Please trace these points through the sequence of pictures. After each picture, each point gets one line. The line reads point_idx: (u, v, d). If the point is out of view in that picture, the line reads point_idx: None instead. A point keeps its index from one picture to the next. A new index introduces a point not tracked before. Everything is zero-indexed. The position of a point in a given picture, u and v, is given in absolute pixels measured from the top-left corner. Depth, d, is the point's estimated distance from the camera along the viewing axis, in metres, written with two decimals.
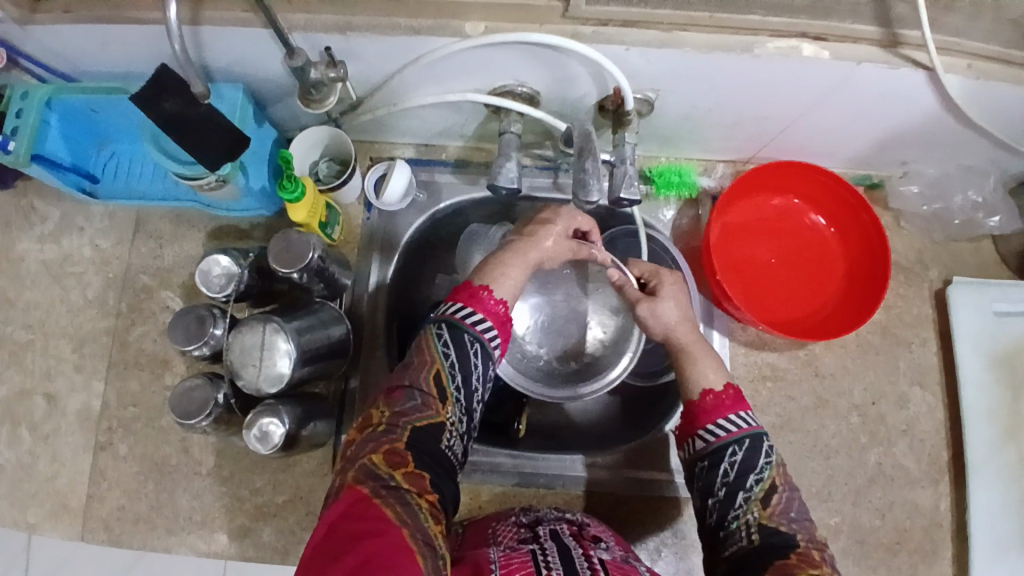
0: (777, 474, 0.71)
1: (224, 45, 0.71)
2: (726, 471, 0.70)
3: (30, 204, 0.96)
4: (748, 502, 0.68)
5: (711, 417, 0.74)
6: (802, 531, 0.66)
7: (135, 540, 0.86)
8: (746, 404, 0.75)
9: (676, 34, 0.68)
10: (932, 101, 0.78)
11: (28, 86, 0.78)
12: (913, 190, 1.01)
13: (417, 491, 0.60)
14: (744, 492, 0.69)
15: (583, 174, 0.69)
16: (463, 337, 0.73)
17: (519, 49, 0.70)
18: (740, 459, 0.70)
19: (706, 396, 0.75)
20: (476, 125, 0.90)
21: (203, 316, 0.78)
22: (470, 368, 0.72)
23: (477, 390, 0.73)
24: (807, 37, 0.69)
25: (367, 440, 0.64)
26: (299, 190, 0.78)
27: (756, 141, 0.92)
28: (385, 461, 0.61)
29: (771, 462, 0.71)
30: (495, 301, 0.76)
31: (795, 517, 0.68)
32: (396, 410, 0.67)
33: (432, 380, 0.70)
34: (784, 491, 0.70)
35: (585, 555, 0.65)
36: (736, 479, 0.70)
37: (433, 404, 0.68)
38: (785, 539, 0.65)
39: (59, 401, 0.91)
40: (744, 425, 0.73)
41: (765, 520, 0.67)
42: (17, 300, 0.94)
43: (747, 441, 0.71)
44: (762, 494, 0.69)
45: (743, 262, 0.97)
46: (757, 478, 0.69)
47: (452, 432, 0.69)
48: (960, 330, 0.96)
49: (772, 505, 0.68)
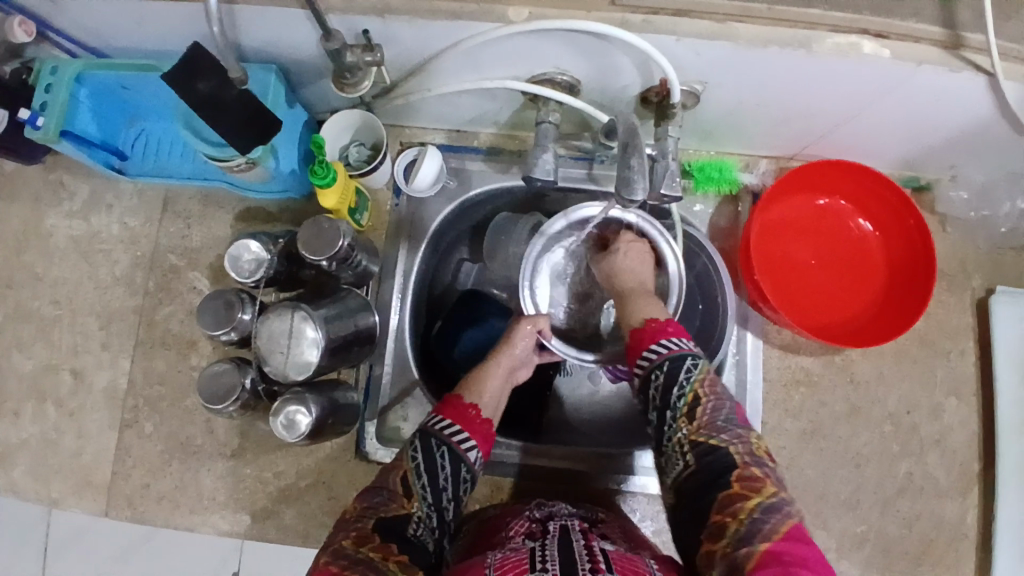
0: (704, 382, 0.72)
1: (257, 24, 0.69)
2: (657, 383, 0.73)
3: (59, 179, 0.95)
4: (676, 420, 0.71)
5: (645, 344, 0.76)
6: (734, 442, 0.68)
7: (159, 517, 0.87)
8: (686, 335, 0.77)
9: (730, 26, 0.64)
10: (992, 106, 0.74)
11: (57, 61, 0.77)
12: (962, 195, 0.96)
13: (382, 556, 0.61)
14: (671, 412, 0.71)
15: (627, 171, 0.66)
16: (430, 441, 0.71)
17: (563, 37, 0.67)
18: (664, 378, 0.73)
19: (635, 331, 0.78)
20: (511, 112, 0.87)
21: (232, 302, 0.77)
22: (437, 469, 0.70)
23: (445, 489, 0.70)
24: (868, 34, 0.65)
25: (339, 529, 0.64)
26: (331, 174, 0.76)
27: (802, 138, 0.88)
28: (354, 541, 0.62)
29: (697, 374, 0.72)
30: (467, 406, 0.75)
31: (723, 425, 0.69)
32: (364, 505, 0.66)
33: (400, 480, 0.69)
34: (709, 400, 0.71)
35: (586, 546, 0.65)
36: (662, 398, 0.72)
37: (398, 500, 0.67)
38: (717, 455, 0.67)
39: (86, 377, 0.91)
40: (672, 347, 0.74)
41: (694, 436, 0.69)
42: (45, 275, 0.94)
43: (672, 359, 0.73)
44: (687, 410, 0.70)
45: (780, 264, 0.94)
46: (680, 393, 0.71)
47: (420, 524, 0.67)
48: (1000, 341, 0.93)
49: (698, 419, 0.70)
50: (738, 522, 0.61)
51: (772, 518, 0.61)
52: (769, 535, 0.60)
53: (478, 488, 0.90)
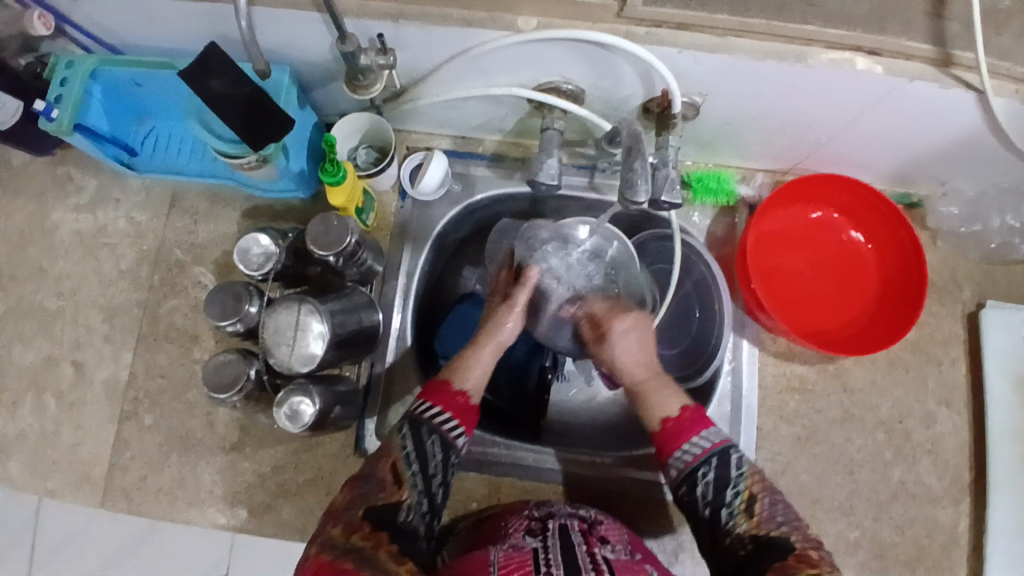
0: (754, 478, 0.70)
1: (272, 26, 0.71)
2: (706, 481, 0.69)
3: (67, 173, 0.97)
4: (734, 515, 0.68)
5: (678, 442, 0.71)
6: (794, 532, 0.66)
7: (156, 511, 0.87)
8: (707, 420, 0.73)
9: (729, 40, 0.67)
10: (981, 121, 0.77)
11: (72, 57, 0.79)
12: (953, 210, 0.99)
13: (373, 545, 0.60)
14: (726, 509, 0.68)
15: (630, 175, 0.68)
16: (421, 430, 0.71)
17: (570, 47, 0.69)
18: (713, 478, 0.69)
19: (663, 428, 0.73)
20: (516, 120, 0.89)
21: (239, 294, 0.78)
22: (428, 457, 0.70)
23: (435, 475, 0.70)
24: (861, 50, 0.68)
25: (329, 518, 0.64)
26: (341, 173, 0.78)
27: (798, 150, 0.91)
28: (343, 530, 0.62)
29: (744, 472, 0.70)
30: (456, 394, 0.74)
31: (782, 519, 0.67)
32: (354, 493, 0.66)
33: (390, 468, 0.68)
34: (765, 497, 0.69)
35: (588, 551, 0.66)
36: (715, 496, 0.69)
37: (388, 487, 0.67)
38: (780, 544, 0.64)
39: (87, 370, 0.92)
40: (713, 441, 0.71)
41: (755, 530, 0.66)
42: (50, 268, 0.95)
43: (717, 457, 0.70)
44: (745, 504, 0.68)
45: (776, 273, 0.96)
46: (735, 491, 0.69)
47: (410, 510, 0.67)
48: (990, 352, 0.95)
49: (756, 513, 0.67)
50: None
51: None
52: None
53: (476, 487, 0.91)
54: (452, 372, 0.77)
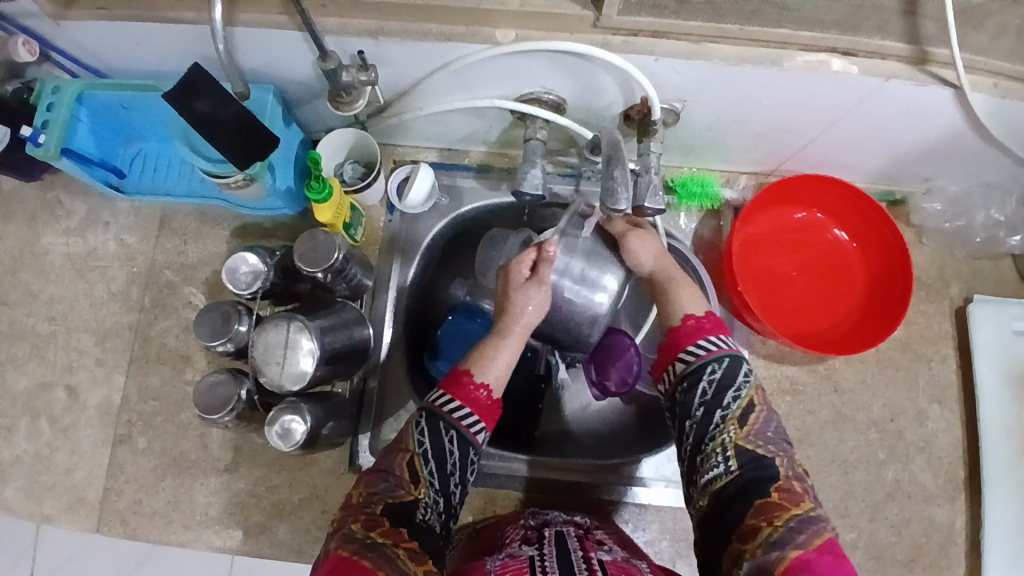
0: (755, 392, 0.75)
1: (255, 46, 0.72)
2: (703, 392, 0.74)
3: (56, 198, 0.97)
4: (725, 420, 0.72)
5: (692, 338, 0.78)
6: (779, 454, 0.70)
7: (151, 533, 0.87)
8: (724, 329, 0.80)
9: (705, 46, 0.68)
10: (959, 117, 0.78)
11: (58, 82, 0.79)
12: (936, 207, 1.00)
13: (393, 543, 0.62)
14: (722, 410, 0.73)
15: (611, 183, 0.69)
16: (437, 424, 0.71)
17: (549, 58, 0.70)
18: (719, 375, 0.75)
19: (675, 330, 0.80)
20: (500, 131, 0.90)
21: (228, 313, 0.79)
22: (445, 455, 0.71)
23: (453, 473, 0.71)
24: (837, 52, 0.69)
25: (347, 515, 0.65)
26: (326, 190, 0.79)
27: (781, 153, 0.92)
28: (363, 526, 0.63)
29: (749, 380, 0.75)
30: (475, 388, 0.75)
31: (770, 437, 0.72)
32: (371, 489, 0.67)
33: (406, 465, 0.69)
34: (761, 411, 0.73)
35: (584, 556, 0.66)
36: (714, 397, 0.74)
37: (405, 485, 0.68)
38: (765, 464, 0.69)
39: (79, 394, 0.92)
40: (720, 346, 0.77)
41: (740, 441, 0.71)
42: (41, 293, 0.95)
43: (726, 359, 0.76)
44: (740, 413, 0.73)
45: (763, 275, 0.97)
46: (736, 394, 0.73)
47: (428, 508, 0.68)
48: (979, 347, 0.96)
49: (747, 425, 0.72)
50: (772, 526, 0.64)
51: (805, 533, 0.63)
52: (805, 544, 0.63)
53: (471, 500, 0.91)
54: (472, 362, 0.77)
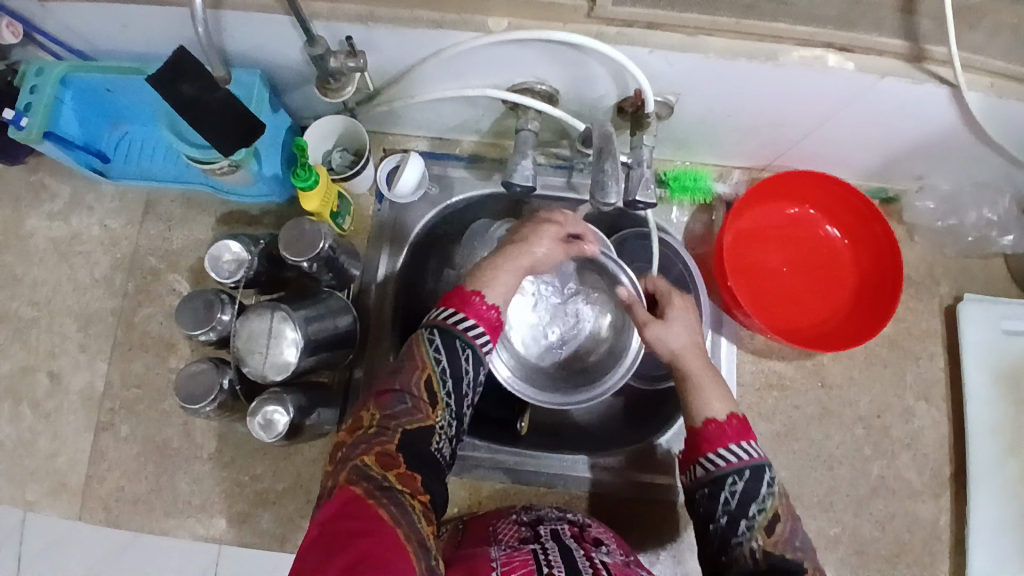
0: (779, 502, 0.71)
1: (241, 29, 0.70)
2: (730, 500, 0.70)
3: (40, 181, 0.95)
4: (752, 529, 0.69)
5: (712, 447, 0.73)
6: (807, 560, 0.68)
7: (134, 521, 0.87)
8: (749, 433, 0.74)
9: (700, 39, 0.67)
10: (953, 117, 0.78)
11: (42, 63, 0.77)
12: (928, 205, 1.00)
13: (409, 492, 0.60)
14: (748, 521, 0.69)
15: (602, 175, 0.68)
16: (454, 341, 0.72)
17: (542, 48, 0.69)
18: (741, 489, 0.70)
19: (708, 426, 0.74)
20: (492, 120, 0.89)
21: (211, 302, 0.78)
22: (461, 373, 0.72)
23: (466, 393, 0.73)
24: (833, 47, 0.68)
25: (358, 442, 0.64)
26: (312, 178, 0.77)
27: (774, 148, 0.91)
28: (378, 463, 0.61)
29: (773, 491, 0.71)
30: (487, 307, 0.75)
31: (799, 545, 0.69)
32: (387, 412, 0.67)
33: (423, 384, 0.70)
34: (787, 522, 0.70)
35: (586, 556, 0.66)
36: (737, 508, 0.70)
37: (423, 409, 0.68)
38: (791, 566, 0.66)
39: (62, 379, 0.91)
40: (747, 455, 0.72)
41: (769, 548, 0.68)
42: (24, 277, 0.93)
43: (748, 471, 0.71)
44: (767, 523, 0.69)
45: (753, 270, 0.96)
46: (761, 507, 0.70)
47: (441, 435, 0.69)
48: (968, 346, 0.96)
49: (775, 534, 0.69)
50: None
51: None
52: None
53: (456, 491, 0.91)
54: (481, 283, 0.76)
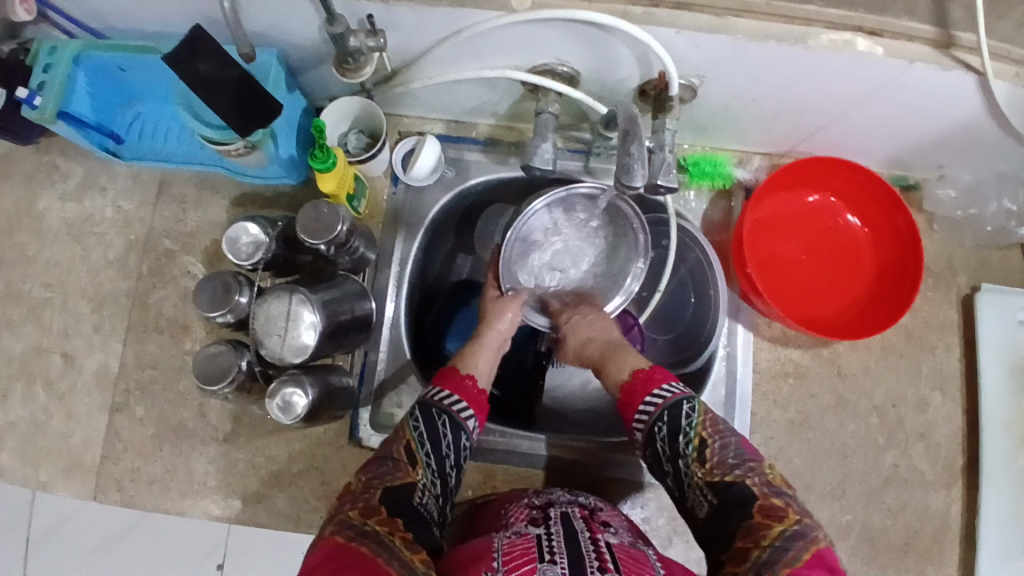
0: (707, 423, 0.69)
1: (257, 8, 0.69)
2: (662, 436, 0.70)
3: (52, 161, 0.95)
4: (689, 465, 0.67)
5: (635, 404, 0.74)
6: (750, 474, 0.65)
7: (149, 501, 0.87)
8: (673, 377, 0.75)
9: (728, 20, 0.65)
10: (979, 105, 0.76)
11: (55, 42, 0.76)
12: (949, 194, 0.98)
13: (388, 530, 0.59)
14: (682, 459, 0.68)
15: (627, 159, 0.67)
16: (431, 410, 0.73)
17: (566, 28, 0.67)
18: (667, 429, 0.70)
19: (624, 387, 0.76)
20: (510, 103, 0.88)
21: (229, 284, 0.77)
22: (440, 438, 0.71)
23: (448, 456, 0.71)
24: (862, 31, 0.66)
25: (345, 501, 0.63)
26: (331, 159, 0.77)
27: (797, 133, 0.90)
28: (361, 513, 0.61)
29: (695, 418, 0.69)
30: (464, 377, 0.77)
31: (734, 462, 0.66)
32: (370, 475, 0.66)
33: (404, 449, 0.69)
34: (716, 440, 0.68)
35: (591, 540, 0.64)
36: (671, 449, 0.69)
37: (403, 468, 0.67)
38: (733, 490, 0.64)
39: (76, 359, 0.91)
40: (669, 394, 0.72)
41: (709, 477, 0.66)
42: (36, 257, 0.93)
43: (666, 414, 0.70)
44: (697, 453, 0.67)
45: (771, 259, 0.96)
46: (687, 439, 0.68)
47: (424, 491, 0.67)
48: (983, 337, 0.95)
49: (709, 458, 0.67)
50: (761, 549, 0.59)
51: (798, 542, 0.59)
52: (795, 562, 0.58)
53: (470, 474, 0.91)
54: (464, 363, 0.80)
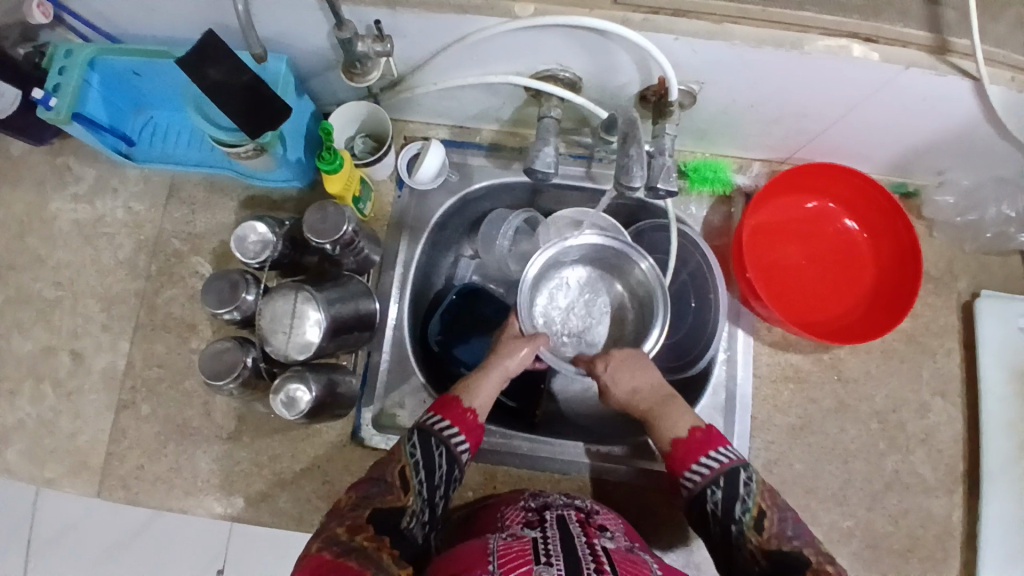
0: (764, 496, 0.69)
1: (268, 14, 0.71)
2: (715, 501, 0.69)
3: (65, 163, 0.97)
4: (744, 531, 0.67)
5: (687, 462, 0.72)
6: (806, 546, 0.65)
7: (153, 499, 0.88)
8: (721, 439, 0.73)
9: (726, 27, 0.67)
10: (975, 110, 0.77)
11: (71, 45, 0.79)
12: (948, 200, 0.99)
13: (375, 547, 0.61)
14: (736, 525, 0.67)
15: (626, 161, 0.69)
16: (429, 439, 0.72)
17: (568, 34, 0.69)
18: (721, 496, 0.69)
19: (677, 443, 0.74)
20: (513, 109, 0.89)
21: (236, 282, 0.79)
22: (435, 467, 0.71)
23: (439, 485, 0.71)
24: (858, 38, 0.68)
25: (334, 517, 0.65)
26: (338, 161, 0.78)
27: (795, 140, 0.91)
28: (348, 530, 0.62)
29: (751, 488, 0.69)
30: (463, 409, 0.76)
31: (793, 535, 0.66)
32: (361, 494, 0.67)
33: (398, 473, 0.69)
34: (773, 512, 0.68)
35: (588, 543, 0.64)
36: (724, 514, 0.68)
37: (395, 492, 0.67)
38: (791, 560, 0.64)
39: (84, 358, 0.92)
40: (723, 460, 0.71)
41: (765, 546, 0.65)
42: (48, 258, 0.95)
43: (723, 478, 0.69)
44: (755, 522, 0.67)
45: (771, 264, 0.97)
46: (744, 507, 0.68)
47: (414, 516, 0.67)
48: (984, 342, 0.96)
49: (767, 529, 0.66)
50: None
51: None
52: None
53: (471, 475, 0.91)
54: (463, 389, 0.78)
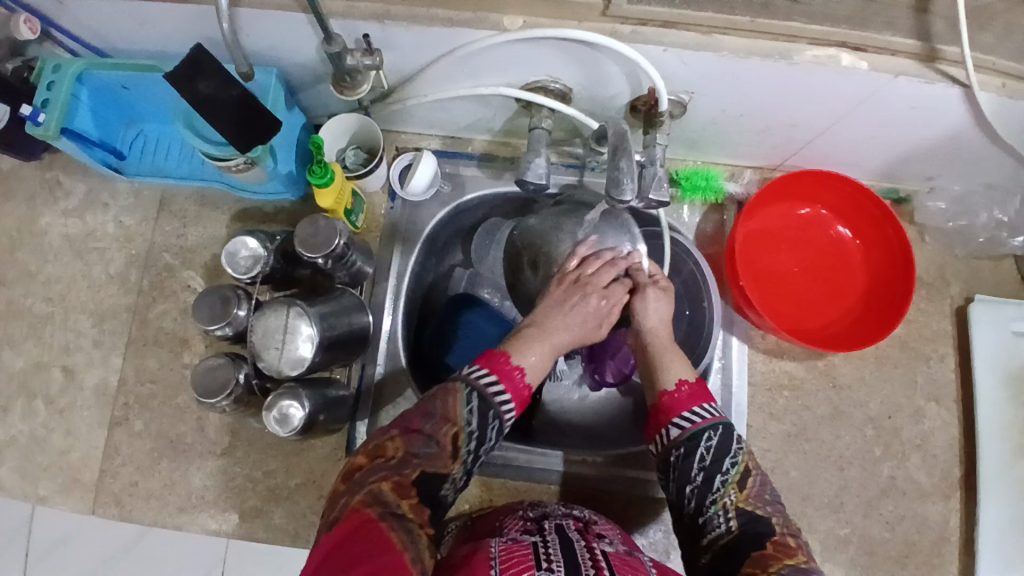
0: (749, 458, 0.72)
1: (257, 28, 0.71)
2: (706, 454, 0.70)
3: (55, 178, 0.96)
4: (726, 485, 0.69)
5: (678, 410, 0.72)
6: (776, 515, 0.68)
7: (146, 516, 0.87)
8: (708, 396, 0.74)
9: (714, 37, 0.67)
10: (964, 117, 0.77)
11: (59, 60, 0.79)
12: (939, 205, 1.00)
13: (418, 523, 0.60)
14: (722, 476, 0.69)
15: (617, 173, 0.68)
16: (486, 408, 0.67)
17: (558, 46, 0.69)
18: (715, 444, 0.70)
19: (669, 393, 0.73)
20: (505, 119, 0.90)
21: (228, 298, 0.78)
22: (486, 439, 0.68)
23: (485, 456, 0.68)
24: (846, 47, 0.68)
25: (376, 470, 0.64)
26: (328, 176, 0.78)
27: (786, 147, 0.91)
28: (393, 489, 0.61)
29: (742, 447, 0.71)
30: (523, 382, 0.70)
31: (768, 499, 0.69)
32: (411, 449, 0.65)
33: (450, 437, 0.66)
34: (756, 475, 0.71)
35: (587, 546, 0.64)
36: (712, 464, 0.70)
37: (444, 458, 0.65)
38: (761, 523, 0.66)
39: (76, 374, 0.92)
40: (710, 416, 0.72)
41: (741, 504, 0.68)
42: (39, 273, 0.94)
43: (720, 428, 0.71)
44: (738, 479, 0.69)
45: (764, 271, 0.97)
46: (733, 462, 0.70)
47: (452, 483, 0.66)
48: (977, 346, 0.96)
49: (746, 488, 0.69)
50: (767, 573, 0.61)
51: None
52: None
53: (467, 488, 0.91)
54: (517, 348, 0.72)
